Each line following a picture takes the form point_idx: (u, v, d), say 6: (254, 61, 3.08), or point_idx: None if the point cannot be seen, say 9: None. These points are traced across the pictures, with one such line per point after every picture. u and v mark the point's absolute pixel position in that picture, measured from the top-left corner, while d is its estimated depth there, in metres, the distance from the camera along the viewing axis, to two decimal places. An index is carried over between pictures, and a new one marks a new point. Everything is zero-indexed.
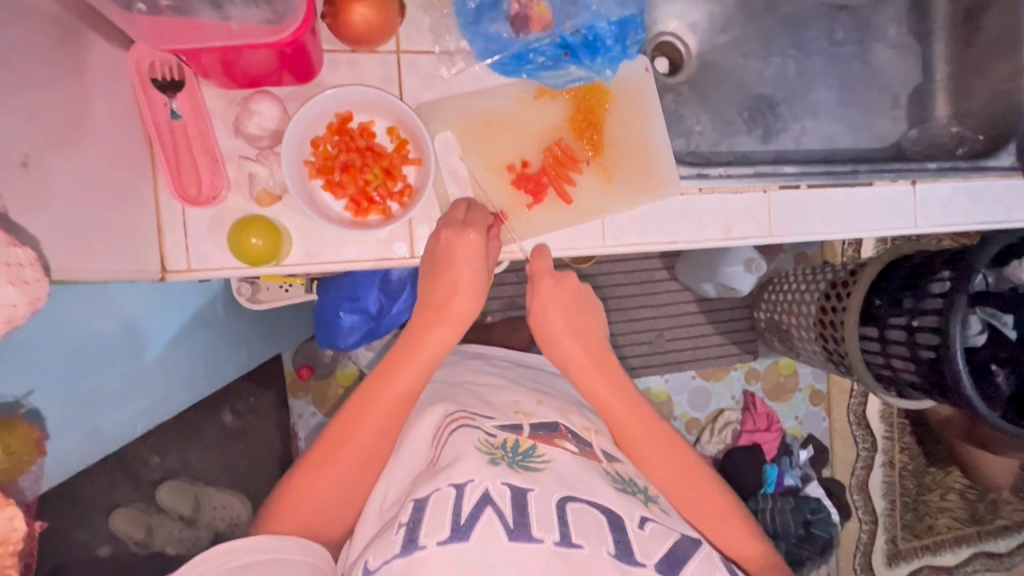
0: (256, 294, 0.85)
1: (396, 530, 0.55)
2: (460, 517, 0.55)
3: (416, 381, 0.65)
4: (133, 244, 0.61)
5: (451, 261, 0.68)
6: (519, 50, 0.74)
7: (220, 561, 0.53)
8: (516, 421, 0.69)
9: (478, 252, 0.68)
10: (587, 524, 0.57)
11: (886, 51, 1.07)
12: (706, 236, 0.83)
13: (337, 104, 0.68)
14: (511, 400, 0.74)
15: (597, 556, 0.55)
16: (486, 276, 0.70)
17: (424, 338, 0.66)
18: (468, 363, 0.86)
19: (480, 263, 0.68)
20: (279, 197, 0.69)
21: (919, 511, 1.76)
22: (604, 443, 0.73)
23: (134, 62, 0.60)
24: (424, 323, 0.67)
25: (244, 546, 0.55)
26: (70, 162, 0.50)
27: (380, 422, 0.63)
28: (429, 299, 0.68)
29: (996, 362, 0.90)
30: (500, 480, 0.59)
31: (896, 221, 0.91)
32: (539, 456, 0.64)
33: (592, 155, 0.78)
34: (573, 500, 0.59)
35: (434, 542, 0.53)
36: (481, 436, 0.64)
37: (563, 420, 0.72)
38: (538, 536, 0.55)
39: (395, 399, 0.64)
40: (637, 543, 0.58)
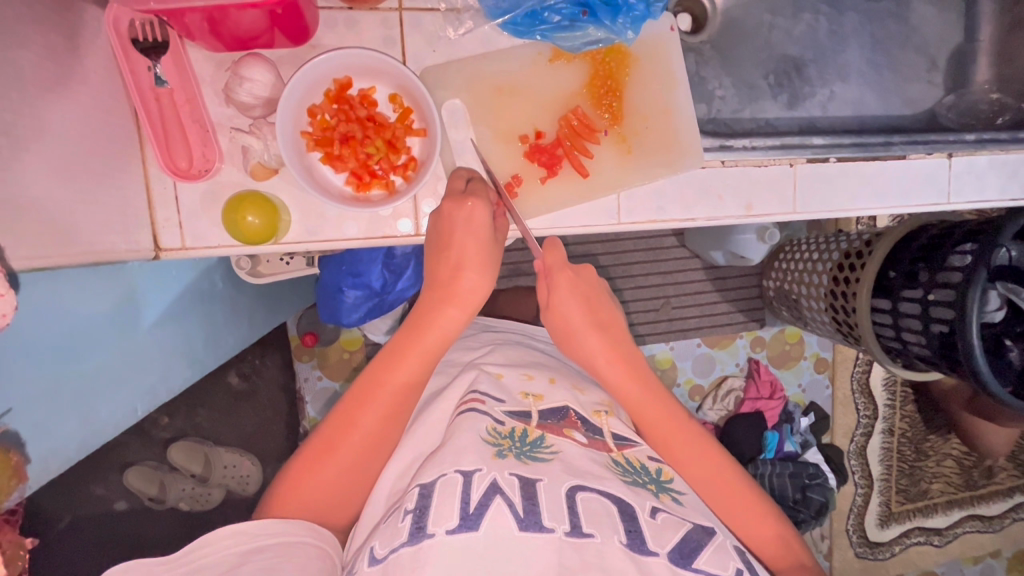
0: (256, 267, 0.81)
1: (403, 517, 0.54)
2: (469, 506, 0.53)
3: (424, 365, 0.63)
4: (121, 222, 0.58)
5: (453, 233, 0.64)
6: (533, 8, 0.66)
7: (223, 546, 0.53)
8: (525, 407, 0.68)
9: (483, 223, 0.63)
10: (599, 512, 0.56)
11: (926, 8, 0.99)
12: (726, 214, 0.79)
13: (335, 68, 0.63)
14: (522, 377, 0.73)
15: (609, 544, 0.54)
16: (495, 246, 0.66)
17: (433, 319, 0.63)
18: (480, 336, 0.86)
19: (486, 233, 0.64)
20: (274, 169, 0.65)
21: (915, 476, 1.78)
22: (615, 424, 0.72)
23: (112, 22, 0.54)
24: (429, 305, 0.64)
25: (248, 531, 0.55)
26: (51, 140, 0.46)
27: (386, 409, 0.62)
28: (436, 279, 0.65)
29: (1009, 338, 0.88)
30: (507, 471, 0.58)
31: (928, 196, 0.86)
32: (546, 447, 0.63)
33: (609, 124, 0.73)
34: (581, 489, 0.58)
35: (442, 531, 0.51)
36: (488, 424, 0.63)
37: (574, 405, 0.71)
38: (548, 527, 0.53)
39: (402, 386, 0.62)
40: (649, 531, 0.56)
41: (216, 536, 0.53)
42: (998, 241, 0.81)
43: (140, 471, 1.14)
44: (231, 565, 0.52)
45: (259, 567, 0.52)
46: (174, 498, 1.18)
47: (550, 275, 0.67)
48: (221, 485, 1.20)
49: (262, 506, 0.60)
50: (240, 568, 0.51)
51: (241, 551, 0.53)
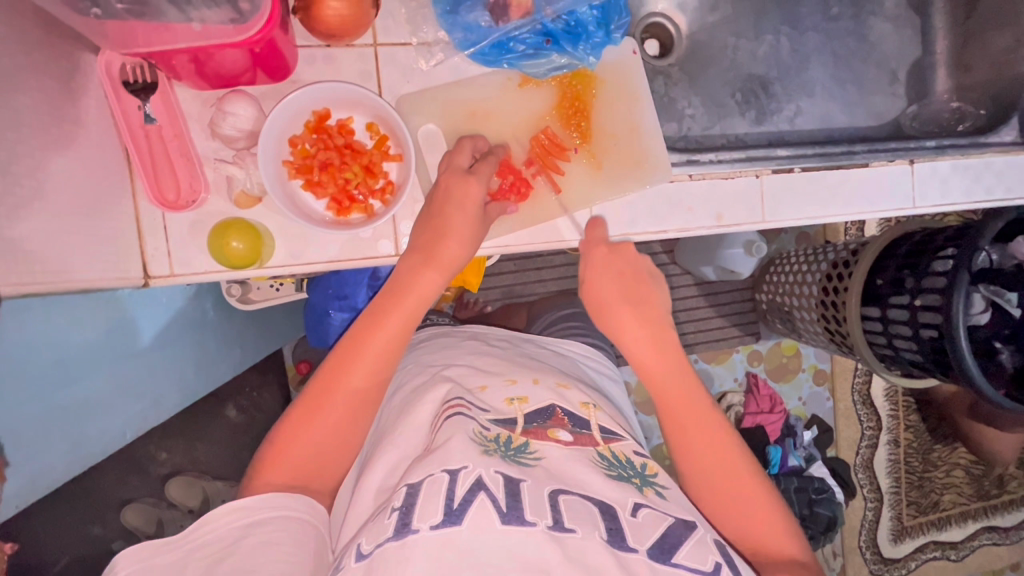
0: (246, 294, 0.84)
1: (389, 515, 0.55)
2: (453, 502, 0.54)
3: (405, 324, 0.65)
4: (111, 252, 0.60)
5: (446, 207, 0.67)
6: (500, 38, 0.70)
7: (226, 521, 0.56)
8: (510, 415, 0.68)
9: (475, 201, 0.67)
10: (582, 512, 0.57)
11: (883, 25, 1.04)
12: (697, 224, 0.81)
13: (316, 100, 0.67)
14: (505, 381, 0.73)
15: (590, 539, 0.55)
16: (482, 225, 0.69)
17: (414, 281, 0.66)
18: (462, 344, 0.83)
19: (477, 211, 0.68)
20: (258, 198, 0.68)
21: (925, 488, 1.76)
22: (603, 417, 0.73)
23: (104, 66, 0.59)
24: (411, 269, 0.66)
25: (246, 506, 0.57)
26: (43, 176, 0.49)
27: (369, 366, 0.64)
28: (420, 243, 0.68)
29: (999, 340, 0.90)
30: (492, 468, 0.58)
31: (893, 202, 0.89)
32: (530, 453, 0.63)
33: (579, 142, 0.76)
34: (563, 492, 0.59)
35: (427, 526, 0.52)
36: (475, 427, 0.63)
37: (559, 402, 0.71)
38: (530, 520, 0.54)
39: (384, 344, 0.64)
40: (629, 528, 0.57)
41: (217, 513, 0.56)
42: (977, 246, 0.84)
43: (139, 509, 1.14)
44: (235, 537, 0.55)
45: (262, 539, 0.55)
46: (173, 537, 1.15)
47: (588, 250, 0.74)
48: None
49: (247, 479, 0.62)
50: (240, 542, 0.54)
51: (243, 524, 0.56)
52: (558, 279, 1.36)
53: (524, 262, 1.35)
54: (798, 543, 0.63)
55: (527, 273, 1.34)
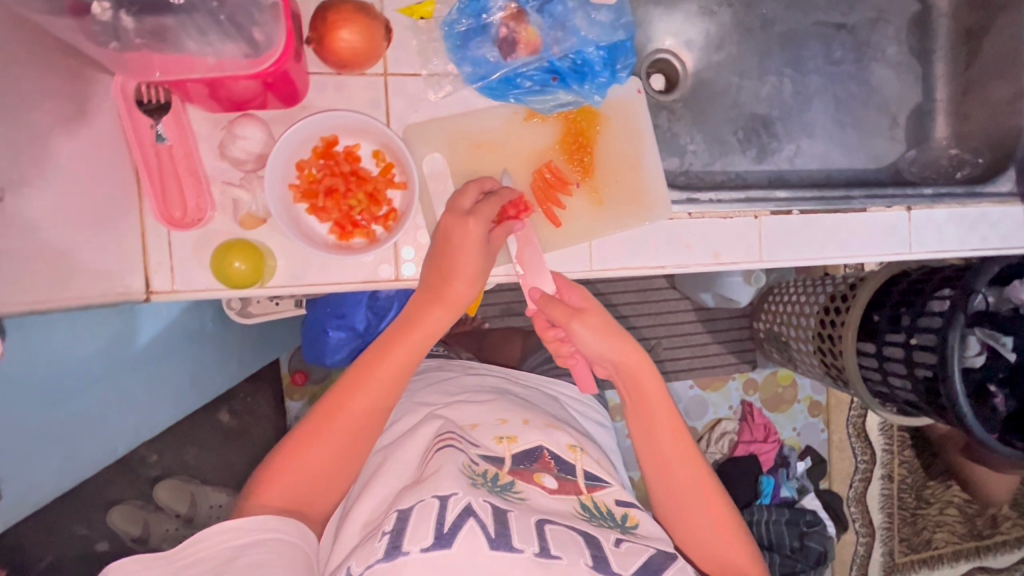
0: (246, 307, 0.85)
1: (379, 537, 0.55)
2: (443, 526, 0.55)
3: (411, 360, 0.68)
4: (115, 267, 0.61)
5: (446, 248, 0.68)
6: (507, 74, 0.72)
7: (221, 540, 0.56)
8: (498, 454, 0.69)
9: (477, 239, 0.67)
10: (566, 539, 0.58)
11: (885, 70, 1.06)
12: (694, 261, 0.82)
13: (324, 128, 0.68)
14: (496, 420, 0.74)
15: (576, 566, 0.55)
16: (483, 272, 0.70)
17: (422, 317, 0.68)
18: (460, 380, 0.85)
19: (478, 252, 0.68)
20: (263, 219, 0.69)
21: (917, 525, 1.75)
22: (589, 462, 0.72)
23: (120, 87, 0.60)
24: (418, 306, 0.69)
25: (243, 526, 0.57)
26: (50, 192, 0.50)
27: (374, 396, 0.66)
28: (426, 283, 0.70)
29: (993, 383, 0.90)
30: (482, 497, 0.59)
31: (889, 247, 0.90)
32: (515, 492, 0.63)
33: (581, 177, 0.77)
34: (549, 522, 0.59)
35: (417, 549, 0.53)
36: (464, 461, 0.64)
37: (547, 445, 0.71)
38: (518, 547, 0.55)
39: (391, 376, 0.66)
40: (614, 556, 0.58)
41: (212, 532, 0.56)
42: (974, 287, 0.86)
43: (124, 510, 1.15)
44: (228, 556, 0.55)
45: (252, 561, 0.54)
46: (158, 539, 1.16)
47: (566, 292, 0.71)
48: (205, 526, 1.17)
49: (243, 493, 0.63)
50: (232, 562, 0.54)
51: (237, 544, 0.56)
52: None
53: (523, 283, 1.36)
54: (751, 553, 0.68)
55: (525, 293, 1.35)
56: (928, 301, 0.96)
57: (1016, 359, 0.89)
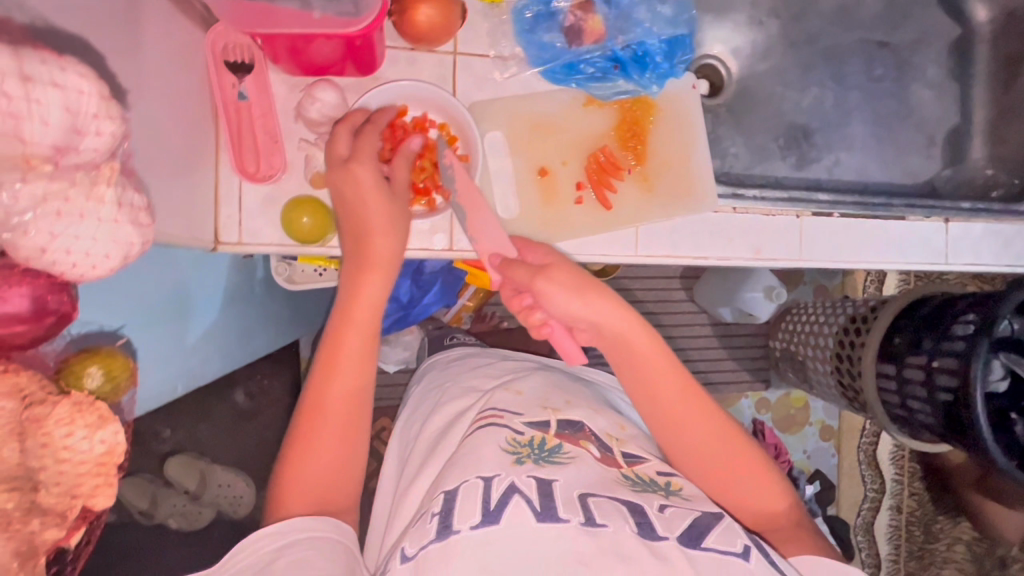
0: (291, 276, 0.89)
1: (429, 519, 0.57)
2: (489, 503, 0.57)
3: (368, 336, 0.70)
4: (190, 215, 0.64)
5: (359, 207, 0.67)
6: (571, 60, 0.75)
7: (259, 545, 0.58)
8: (544, 418, 0.72)
9: (372, 187, 0.67)
10: (611, 510, 0.58)
11: (924, 90, 1.08)
12: (736, 255, 0.84)
13: (394, 97, 0.72)
14: (544, 394, 0.77)
15: (621, 533, 0.56)
16: (399, 215, 0.69)
17: (361, 291, 0.69)
18: (500, 365, 0.88)
19: (377, 198, 0.67)
20: (330, 180, 0.71)
21: (925, 560, 1.73)
22: (628, 444, 0.73)
23: (211, 44, 0.64)
24: (352, 280, 0.69)
25: (278, 530, 0.59)
26: (153, 132, 0.53)
27: (346, 382, 0.68)
28: (353, 254, 0.70)
29: (1015, 412, 0.90)
30: (525, 474, 0.61)
31: (924, 258, 0.92)
32: (564, 452, 0.66)
33: (634, 164, 0.79)
34: (591, 495, 0.60)
35: (467, 527, 0.55)
36: (508, 435, 0.67)
37: (589, 421, 0.73)
38: (564, 517, 0.56)
39: (354, 357, 0.68)
40: (658, 521, 0.59)
41: (248, 542, 0.58)
42: (999, 314, 0.87)
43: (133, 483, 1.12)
44: (267, 561, 0.56)
45: (294, 560, 0.56)
46: (163, 515, 1.15)
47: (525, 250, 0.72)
48: (212, 505, 1.21)
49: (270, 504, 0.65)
50: (273, 564, 0.56)
51: (275, 548, 0.58)
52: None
53: None
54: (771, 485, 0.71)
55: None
56: (952, 325, 0.96)
57: None
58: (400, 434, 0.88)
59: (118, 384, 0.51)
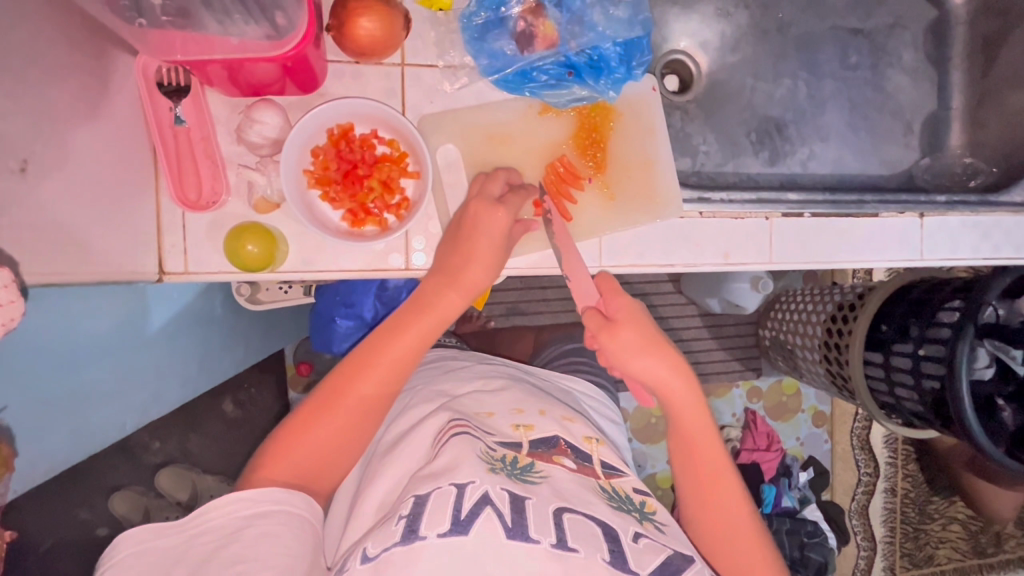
0: (255, 294, 0.86)
1: (396, 521, 0.55)
2: (460, 513, 0.55)
3: (421, 342, 0.67)
4: (129, 250, 0.62)
5: (473, 233, 0.68)
6: (523, 67, 0.72)
7: (232, 510, 0.56)
8: (516, 439, 0.69)
9: (502, 226, 0.69)
10: (585, 534, 0.57)
11: (901, 77, 1.05)
12: (704, 261, 0.82)
13: (339, 115, 0.69)
14: (513, 409, 0.74)
15: (593, 562, 0.55)
16: (504, 253, 0.71)
17: (434, 300, 0.68)
18: (473, 369, 0.85)
19: (502, 237, 0.69)
20: (276, 204, 0.69)
21: (920, 541, 1.73)
22: (605, 452, 0.73)
23: (141, 67, 0.62)
24: (434, 287, 0.68)
25: (254, 496, 0.58)
26: (71, 169, 0.51)
27: (384, 375, 0.65)
28: (444, 266, 0.69)
29: (1002, 398, 0.89)
30: (499, 485, 0.59)
31: (901, 252, 0.89)
32: (536, 472, 0.64)
33: (594, 172, 0.77)
34: (568, 511, 0.59)
35: (434, 534, 0.53)
36: (481, 448, 0.64)
37: (563, 435, 0.71)
38: (534, 537, 0.55)
39: (400, 359, 0.66)
40: (631, 552, 0.58)
41: (219, 504, 0.57)
42: (983, 299, 0.83)
43: (126, 497, 1.13)
44: (236, 528, 0.55)
45: (257, 537, 0.54)
46: None
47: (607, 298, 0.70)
48: None
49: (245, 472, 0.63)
50: (241, 533, 0.55)
51: (246, 514, 0.56)
52: (563, 300, 1.38)
53: (530, 281, 1.37)
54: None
55: (532, 291, 1.37)
56: (937, 312, 0.95)
57: None
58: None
59: None
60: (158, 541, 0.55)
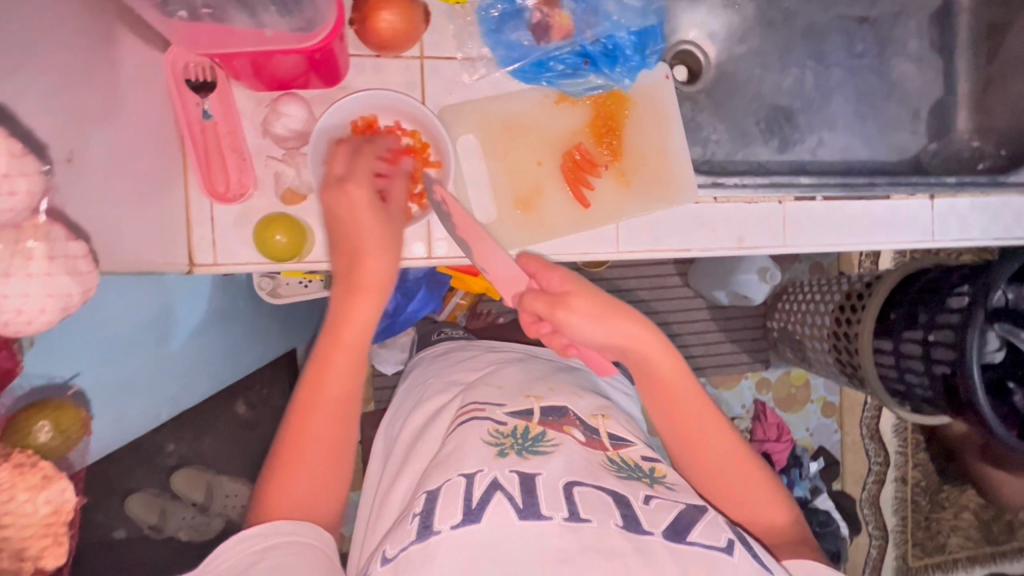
0: (276, 289, 0.89)
1: (411, 520, 0.56)
2: (472, 502, 0.55)
3: (353, 365, 0.65)
4: (162, 241, 0.63)
5: (352, 232, 0.67)
6: (540, 57, 0.74)
7: (244, 546, 0.55)
8: (527, 407, 0.72)
9: (366, 207, 0.66)
10: (596, 502, 0.57)
11: (907, 64, 1.07)
12: (719, 245, 0.84)
13: (362, 107, 0.70)
14: (524, 386, 0.77)
15: (607, 528, 0.54)
16: (397, 239, 0.69)
17: (350, 314, 0.66)
18: (481, 357, 0.87)
19: (376, 222, 0.67)
20: (303, 195, 0.70)
21: (932, 529, 1.74)
22: (611, 425, 0.73)
23: (170, 64, 0.64)
24: (339, 300, 0.66)
25: (263, 532, 0.57)
26: (109, 163, 0.53)
27: (329, 414, 0.63)
28: (342, 270, 0.67)
29: (1013, 381, 0.90)
30: (508, 469, 0.60)
31: (912, 234, 0.90)
32: (547, 441, 0.65)
33: (610, 160, 0.78)
34: (577, 484, 0.59)
35: (447, 527, 0.53)
36: (490, 427, 0.66)
37: (571, 406, 0.74)
38: (547, 514, 0.54)
39: (338, 390, 0.64)
40: (643, 515, 0.57)
41: (226, 546, 0.55)
42: (993, 285, 0.84)
43: (143, 499, 1.17)
44: (248, 564, 0.54)
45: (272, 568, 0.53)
46: (174, 526, 1.20)
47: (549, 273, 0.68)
48: (220, 515, 1.21)
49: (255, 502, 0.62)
50: (253, 568, 0.53)
51: (257, 549, 0.55)
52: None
53: None
54: (782, 500, 0.68)
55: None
56: (946, 299, 0.96)
57: None
58: (386, 431, 0.88)
59: (67, 433, 0.56)
60: None
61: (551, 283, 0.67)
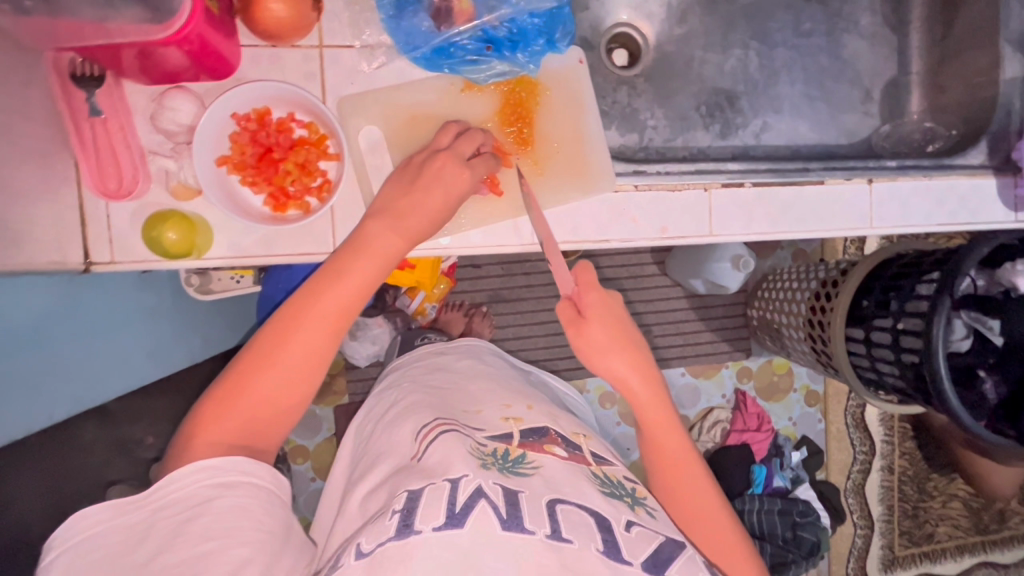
0: (205, 285, 0.88)
1: (390, 516, 0.54)
2: (454, 506, 0.54)
3: (362, 289, 0.64)
4: (49, 240, 0.62)
5: (425, 180, 0.68)
6: (440, 44, 0.72)
7: (197, 479, 0.55)
8: (505, 430, 0.68)
9: (459, 188, 0.69)
10: (577, 522, 0.56)
11: (859, 42, 1.02)
12: (641, 235, 0.81)
13: (255, 98, 0.69)
14: (501, 404, 0.74)
15: (585, 552, 0.53)
16: (449, 215, 0.70)
17: (368, 239, 0.65)
18: (454, 367, 0.84)
19: (454, 197, 0.69)
20: (196, 190, 0.69)
21: (919, 518, 1.71)
22: (594, 446, 0.73)
23: (53, 60, 0.60)
24: (374, 228, 0.66)
25: (215, 466, 0.56)
26: None
27: (320, 331, 0.62)
28: (385, 209, 0.67)
29: (983, 368, 0.85)
30: (491, 480, 0.57)
31: (849, 221, 0.87)
32: (528, 463, 0.62)
33: (520, 147, 0.76)
34: (560, 502, 0.57)
35: (429, 528, 0.51)
36: (470, 444, 0.62)
37: (553, 426, 0.71)
38: (529, 528, 0.53)
39: (334, 309, 0.63)
40: (624, 542, 0.56)
41: (183, 474, 0.55)
42: (961, 270, 0.78)
43: None
44: (203, 499, 0.54)
45: (216, 517, 0.52)
46: None
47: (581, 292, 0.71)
48: None
49: (176, 450, 0.59)
50: (209, 505, 0.53)
51: (215, 484, 0.55)
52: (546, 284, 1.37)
53: (512, 267, 1.38)
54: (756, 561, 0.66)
55: (515, 277, 1.38)
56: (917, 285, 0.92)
57: (1004, 343, 0.84)
58: (355, 434, 0.84)
59: None
60: (117, 521, 0.53)
61: (582, 301, 0.70)
